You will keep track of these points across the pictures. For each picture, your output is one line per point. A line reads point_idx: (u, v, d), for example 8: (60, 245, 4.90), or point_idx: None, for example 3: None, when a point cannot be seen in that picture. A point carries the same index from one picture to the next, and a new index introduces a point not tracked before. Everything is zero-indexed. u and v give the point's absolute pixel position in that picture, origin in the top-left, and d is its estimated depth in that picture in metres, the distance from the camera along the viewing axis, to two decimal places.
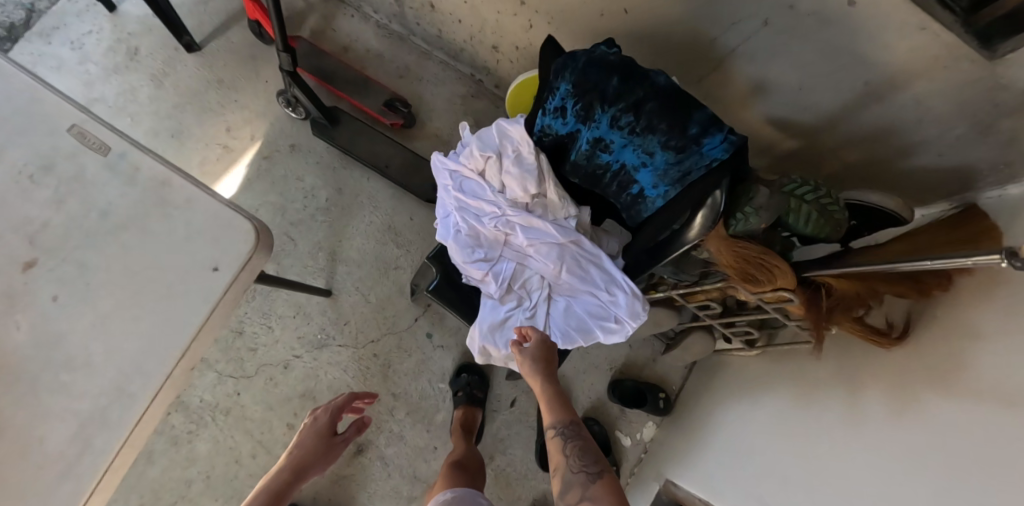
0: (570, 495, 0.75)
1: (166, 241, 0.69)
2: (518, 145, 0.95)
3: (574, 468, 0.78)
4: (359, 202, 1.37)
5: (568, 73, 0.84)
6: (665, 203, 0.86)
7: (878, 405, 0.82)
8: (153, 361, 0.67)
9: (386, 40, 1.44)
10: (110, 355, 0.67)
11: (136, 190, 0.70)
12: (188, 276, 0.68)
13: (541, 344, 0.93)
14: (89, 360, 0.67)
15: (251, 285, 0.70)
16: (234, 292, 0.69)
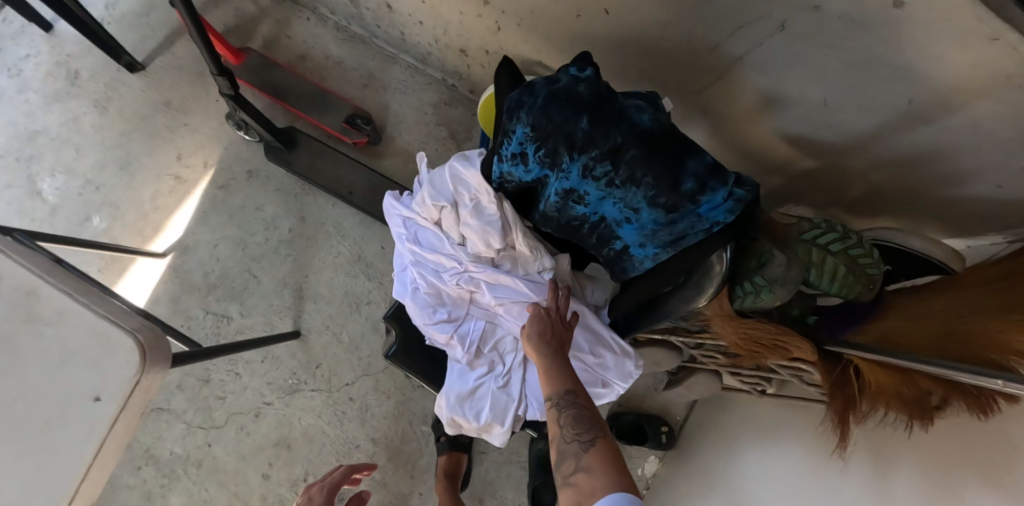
0: (564, 469, 0.61)
1: (37, 366, 0.58)
2: (476, 192, 0.77)
3: (567, 438, 0.63)
4: (324, 232, 1.24)
5: (524, 113, 0.66)
6: (656, 263, 0.70)
7: (908, 487, 0.68)
8: None
9: (347, 44, 1.29)
10: None
11: None
12: (66, 407, 0.58)
13: (538, 313, 0.77)
14: None
15: (145, 410, 0.60)
16: (124, 421, 0.59)
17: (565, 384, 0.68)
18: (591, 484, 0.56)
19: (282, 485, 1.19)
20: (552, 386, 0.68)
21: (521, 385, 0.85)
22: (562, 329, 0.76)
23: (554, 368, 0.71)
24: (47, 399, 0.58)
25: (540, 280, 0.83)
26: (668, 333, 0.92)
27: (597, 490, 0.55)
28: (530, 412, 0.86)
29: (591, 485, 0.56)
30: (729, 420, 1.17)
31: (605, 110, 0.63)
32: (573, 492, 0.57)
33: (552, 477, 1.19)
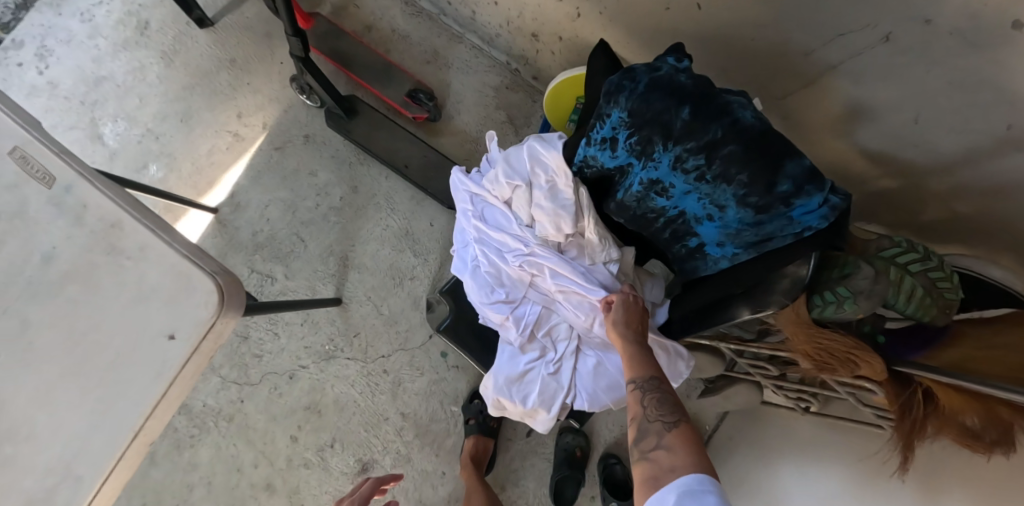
0: (642, 445, 0.60)
1: (115, 299, 0.58)
2: (554, 174, 0.78)
3: (649, 418, 0.62)
4: (375, 204, 1.24)
5: (623, 98, 0.66)
6: (731, 265, 0.70)
7: None
8: (101, 441, 0.56)
9: (414, 19, 1.27)
10: (55, 427, 0.57)
11: (83, 232, 0.58)
12: (141, 343, 0.57)
13: (624, 303, 0.77)
14: (32, 432, 0.57)
15: (214, 357, 0.58)
16: (194, 365, 0.57)
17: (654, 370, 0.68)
18: (671, 462, 0.55)
19: (308, 449, 1.21)
20: (635, 369, 0.68)
21: (572, 374, 0.85)
22: (644, 318, 0.77)
23: (637, 355, 0.71)
24: (120, 332, 0.57)
25: (604, 271, 0.83)
26: (716, 339, 0.91)
27: (677, 467, 0.54)
28: (577, 402, 0.85)
29: (671, 463, 0.56)
30: (764, 431, 1.16)
31: (705, 104, 0.63)
32: (650, 466, 0.57)
33: (577, 472, 1.18)
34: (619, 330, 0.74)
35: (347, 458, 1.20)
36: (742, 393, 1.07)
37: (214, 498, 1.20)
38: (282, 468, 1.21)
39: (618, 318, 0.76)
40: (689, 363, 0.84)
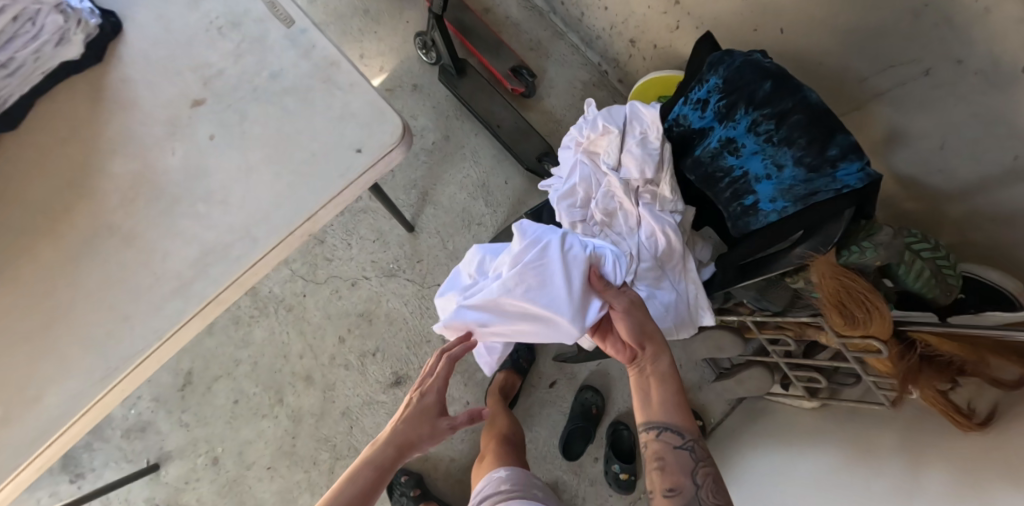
0: None
1: (321, 113, 0.74)
2: (647, 127, 0.96)
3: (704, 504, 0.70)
4: (461, 153, 1.39)
5: (721, 68, 0.86)
6: (779, 218, 0.86)
7: (941, 480, 0.81)
8: (282, 216, 0.72)
9: (527, 12, 1.44)
10: (245, 199, 0.72)
11: (309, 63, 0.76)
12: (335, 152, 0.73)
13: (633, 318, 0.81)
14: (226, 198, 0.72)
15: (385, 175, 0.75)
16: (370, 176, 0.74)
17: (696, 432, 0.75)
18: None
19: (352, 352, 1.33)
20: (684, 428, 0.74)
21: None
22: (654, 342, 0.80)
23: (676, 401, 0.76)
24: (317, 141, 0.74)
25: (668, 219, 0.99)
26: (743, 314, 1.08)
27: None
28: None
29: None
30: (768, 423, 1.28)
31: (785, 82, 0.81)
32: None
33: (589, 425, 1.30)
34: (666, 370, 0.77)
35: (385, 368, 1.33)
36: (756, 379, 1.19)
37: (259, 376, 1.33)
38: (324, 364, 1.33)
39: (663, 355, 0.77)
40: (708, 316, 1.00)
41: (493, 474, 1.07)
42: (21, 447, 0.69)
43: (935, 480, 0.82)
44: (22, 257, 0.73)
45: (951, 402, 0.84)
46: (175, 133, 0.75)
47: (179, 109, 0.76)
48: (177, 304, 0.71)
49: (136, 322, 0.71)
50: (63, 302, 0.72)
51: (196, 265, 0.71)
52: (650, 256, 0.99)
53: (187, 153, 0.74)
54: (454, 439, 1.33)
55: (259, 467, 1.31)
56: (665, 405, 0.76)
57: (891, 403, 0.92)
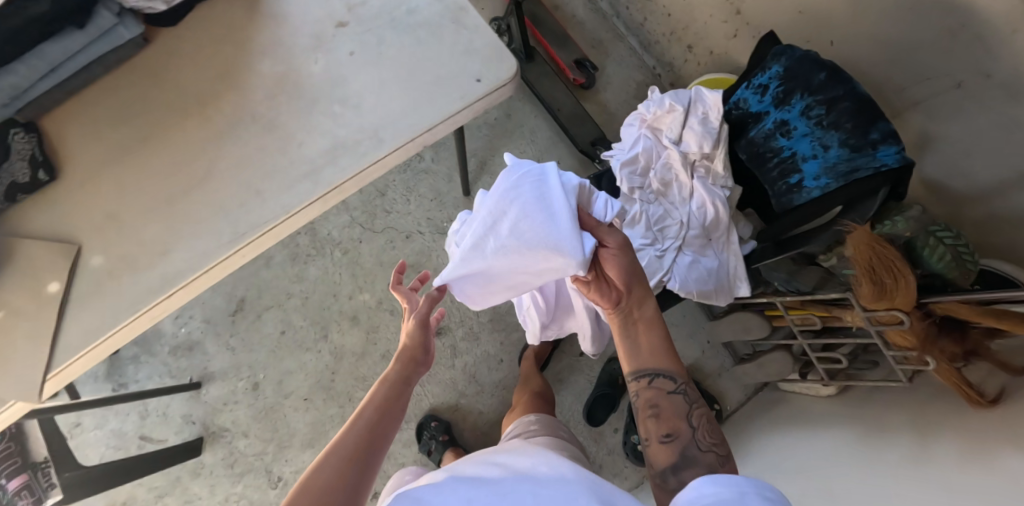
0: (693, 472, 0.70)
1: (449, 47, 0.87)
2: (709, 109, 1.08)
3: (702, 445, 0.72)
4: (520, 132, 1.51)
5: (783, 58, 0.98)
6: (821, 194, 0.95)
7: (948, 446, 0.90)
8: (407, 123, 0.83)
9: (592, 13, 1.57)
10: (379, 107, 0.84)
11: (443, 6, 0.89)
12: (459, 79, 0.85)
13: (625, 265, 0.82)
14: (360, 102, 0.84)
15: (498, 104, 0.87)
16: (485, 103, 0.86)
17: (686, 374, 0.78)
18: None
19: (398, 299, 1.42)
20: (673, 371, 0.77)
21: (670, 263, 1.10)
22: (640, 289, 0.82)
23: (664, 346, 0.79)
24: (442, 69, 0.86)
25: (718, 193, 1.09)
26: (773, 296, 1.18)
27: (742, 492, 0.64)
28: (670, 283, 1.10)
29: None
30: (782, 410, 1.34)
31: (840, 74, 0.94)
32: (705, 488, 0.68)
33: (616, 392, 1.37)
34: (652, 315, 0.81)
35: None
36: (777, 361, 1.28)
37: (308, 311, 1.41)
38: (371, 307, 1.41)
39: (648, 300, 0.81)
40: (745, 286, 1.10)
41: (524, 418, 1.13)
42: (146, 293, 0.79)
43: (943, 446, 0.91)
44: (169, 134, 0.84)
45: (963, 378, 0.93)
46: (320, 45, 0.87)
47: (325, 27, 0.88)
48: (307, 185, 0.81)
49: (268, 196, 0.81)
50: (204, 175, 0.82)
51: (328, 155, 0.82)
52: (698, 225, 1.10)
53: (329, 63, 0.86)
54: (484, 393, 1.40)
55: (296, 397, 1.38)
56: (655, 351, 0.79)
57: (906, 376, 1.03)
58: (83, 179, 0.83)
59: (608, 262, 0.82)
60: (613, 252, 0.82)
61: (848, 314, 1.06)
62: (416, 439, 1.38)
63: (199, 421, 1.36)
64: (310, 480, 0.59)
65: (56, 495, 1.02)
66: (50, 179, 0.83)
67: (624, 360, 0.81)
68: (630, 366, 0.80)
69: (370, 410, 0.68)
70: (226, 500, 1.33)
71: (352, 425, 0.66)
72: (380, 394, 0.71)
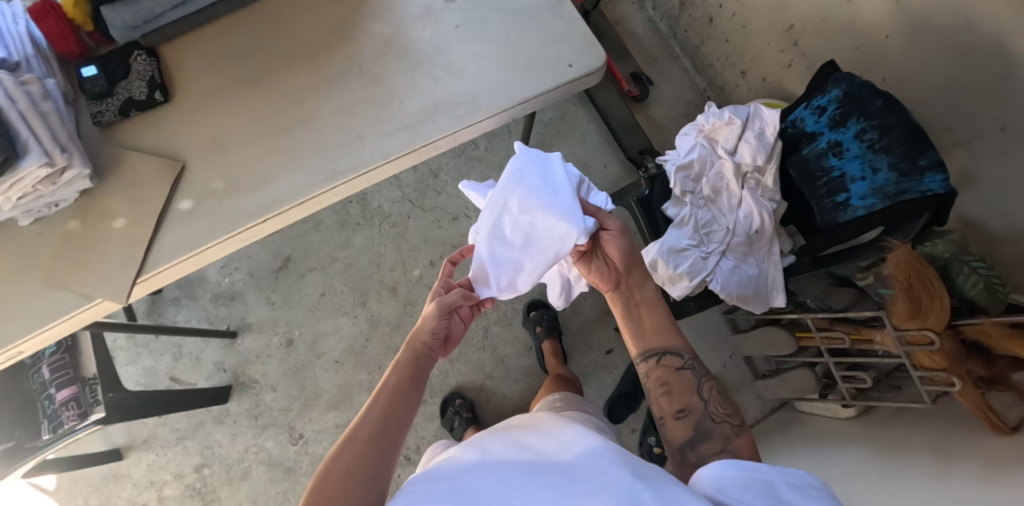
0: (708, 446, 0.70)
1: (546, 32, 0.94)
2: (766, 126, 1.17)
3: (716, 416, 0.73)
4: (572, 134, 1.59)
5: (844, 83, 1.05)
6: (867, 212, 1.01)
7: (967, 465, 0.92)
8: (503, 94, 0.90)
9: (651, 32, 1.67)
10: (478, 77, 0.91)
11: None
12: (553, 62, 0.93)
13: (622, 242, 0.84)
14: (461, 70, 0.91)
15: (585, 89, 0.94)
16: (574, 86, 0.93)
17: (691, 350, 0.79)
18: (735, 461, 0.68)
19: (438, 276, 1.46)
20: (673, 345, 0.79)
21: (714, 264, 1.16)
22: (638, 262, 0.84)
23: (667, 323, 0.81)
24: (538, 51, 0.93)
25: (765, 205, 1.16)
26: (804, 312, 1.22)
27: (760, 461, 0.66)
28: (713, 283, 1.16)
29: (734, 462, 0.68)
30: (800, 430, 1.37)
31: (896, 103, 1.00)
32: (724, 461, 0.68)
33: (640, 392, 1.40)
34: (653, 296, 0.82)
35: None
36: (800, 378, 1.32)
37: (351, 277, 1.46)
38: (411, 280, 1.46)
39: (648, 282, 0.83)
40: (782, 296, 1.16)
41: (547, 397, 1.13)
42: (240, 216, 0.84)
43: (962, 465, 0.93)
44: (278, 75, 0.91)
45: (989, 405, 0.97)
46: (429, 16, 0.94)
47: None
48: (404, 136, 0.88)
49: (368, 142, 0.87)
50: (307, 117, 0.88)
51: (427, 112, 0.89)
52: (744, 233, 1.17)
53: (433, 32, 0.93)
54: (510, 378, 1.44)
55: (328, 359, 1.42)
56: (660, 330, 0.80)
57: (928, 399, 1.07)
58: (193, 105, 0.89)
59: (608, 245, 0.84)
60: (614, 234, 0.83)
61: (878, 334, 1.10)
62: (438, 414, 1.42)
63: (230, 369, 1.41)
64: (330, 470, 0.63)
65: (99, 413, 1.04)
66: (164, 101, 0.89)
67: (631, 342, 0.81)
68: (638, 347, 0.81)
69: (383, 400, 0.71)
70: (246, 450, 1.36)
71: (368, 415, 0.69)
72: (391, 384, 0.73)
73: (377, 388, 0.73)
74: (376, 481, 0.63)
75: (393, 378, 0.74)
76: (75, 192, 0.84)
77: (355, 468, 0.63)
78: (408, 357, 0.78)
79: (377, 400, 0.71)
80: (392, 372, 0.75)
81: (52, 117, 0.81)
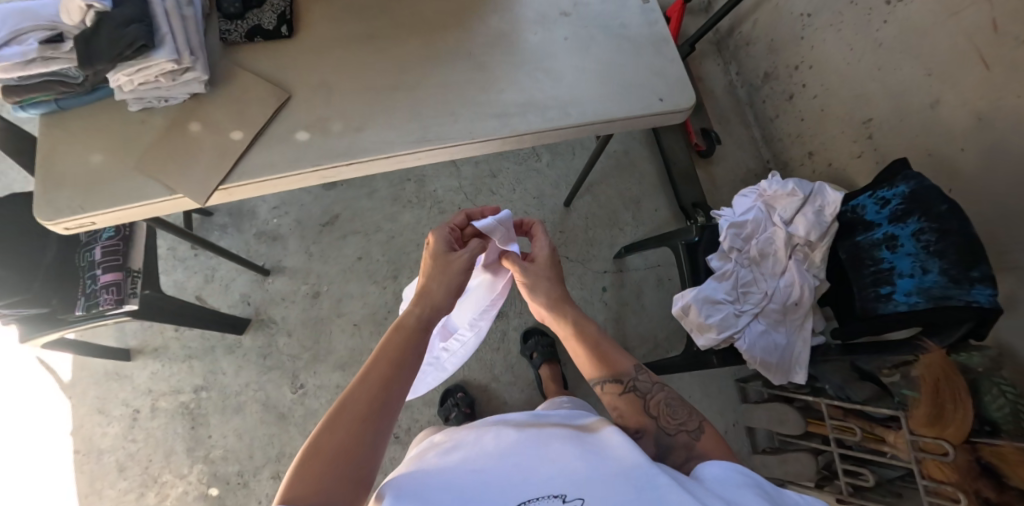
0: (674, 459, 0.71)
1: (647, 63, 1.00)
2: (827, 204, 1.19)
3: (670, 430, 0.73)
4: (631, 171, 1.64)
5: (913, 181, 1.05)
6: (907, 309, 1.00)
7: None
8: (593, 108, 0.95)
9: (729, 98, 1.76)
10: (574, 87, 0.96)
11: (651, 31, 1.03)
12: (647, 91, 0.98)
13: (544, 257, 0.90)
14: (560, 77, 0.97)
15: (669, 122, 0.99)
16: (662, 118, 0.98)
17: (635, 368, 0.80)
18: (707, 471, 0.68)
19: None
20: (609, 371, 0.80)
21: (745, 324, 1.18)
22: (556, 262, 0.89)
23: (599, 346, 0.81)
24: (635, 79, 0.98)
25: (808, 279, 1.18)
26: (819, 397, 1.21)
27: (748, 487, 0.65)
28: (740, 342, 1.17)
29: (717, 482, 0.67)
30: None
31: (962, 211, 0.99)
32: None
33: None
34: (580, 317, 0.83)
35: None
36: (801, 462, 1.29)
37: (390, 248, 1.50)
38: None
39: (570, 307, 0.84)
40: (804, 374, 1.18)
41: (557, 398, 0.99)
42: (326, 154, 0.89)
43: None
44: (394, 39, 0.97)
45: None
46: (543, 22, 1.01)
47: (551, 10, 1.02)
48: (495, 124, 0.92)
49: (459, 118, 0.92)
50: (410, 81, 0.94)
51: (521, 107, 0.94)
52: (781, 302, 1.19)
53: (543, 37, 1.00)
54: (515, 385, 1.45)
55: (347, 320, 1.45)
56: (599, 358, 0.81)
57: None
58: (312, 45, 0.96)
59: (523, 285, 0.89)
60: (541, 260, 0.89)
61: (891, 434, 1.08)
62: (437, 401, 1.43)
63: (253, 304, 1.45)
64: (324, 448, 0.60)
65: (132, 305, 1.06)
66: (288, 36, 0.96)
67: (583, 373, 0.82)
68: (590, 378, 0.82)
69: (381, 370, 0.68)
70: (247, 385, 1.39)
71: (367, 384, 0.66)
72: (388, 354, 0.70)
73: (375, 352, 0.70)
74: (370, 460, 0.61)
75: (394, 343, 0.72)
76: (186, 94, 0.90)
77: (351, 445, 0.61)
78: (414, 317, 0.76)
79: (375, 369, 0.68)
80: (393, 336, 0.73)
81: (189, 21, 0.89)
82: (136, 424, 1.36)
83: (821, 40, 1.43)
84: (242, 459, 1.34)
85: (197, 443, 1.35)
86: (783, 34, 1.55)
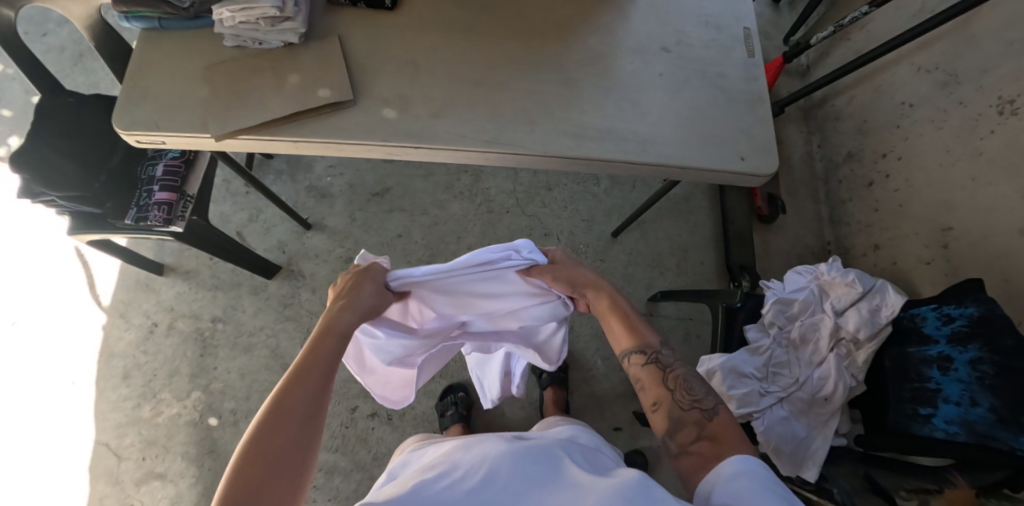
0: (683, 435, 0.70)
1: (736, 118, 0.97)
2: (885, 305, 1.13)
3: (685, 405, 0.73)
4: (687, 218, 1.60)
5: (983, 305, 0.98)
6: (943, 437, 0.95)
7: None
8: (670, 149, 0.92)
9: (804, 170, 1.71)
10: (656, 123, 0.94)
11: (747, 86, 1.00)
12: (729, 146, 0.94)
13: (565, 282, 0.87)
14: (643, 110, 0.95)
15: (743, 182, 0.95)
16: (737, 177, 0.94)
17: (660, 342, 0.80)
18: None
19: None
20: (636, 341, 0.80)
21: (766, 406, 1.13)
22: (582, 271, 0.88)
23: (629, 323, 0.82)
24: (720, 131, 0.95)
25: (846, 378, 1.11)
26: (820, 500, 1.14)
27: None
28: (756, 422, 1.12)
29: None
30: None
31: None
32: None
33: None
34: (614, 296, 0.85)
35: None
36: None
37: (431, 234, 1.50)
38: None
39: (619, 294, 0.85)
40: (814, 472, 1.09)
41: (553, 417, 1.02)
42: (396, 132, 0.88)
43: None
44: (493, 36, 0.97)
45: None
46: (639, 52, 0.99)
47: (652, 42, 1.00)
48: (568, 141, 0.91)
49: (535, 128, 0.91)
50: (496, 79, 0.94)
51: (599, 132, 0.92)
52: (810, 393, 1.13)
53: (636, 68, 0.97)
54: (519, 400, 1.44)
55: None
56: (627, 330, 0.81)
57: None
58: (410, 22, 0.96)
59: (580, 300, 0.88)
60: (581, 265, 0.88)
61: None
62: (438, 394, 1.43)
63: (288, 253, 1.47)
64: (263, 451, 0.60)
65: (178, 227, 1.09)
66: (390, 8, 0.96)
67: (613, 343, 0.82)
68: (619, 348, 0.82)
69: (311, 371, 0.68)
70: (261, 328, 1.41)
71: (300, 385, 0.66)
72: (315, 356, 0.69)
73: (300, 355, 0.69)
74: (304, 462, 0.62)
75: (317, 349, 0.70)
76: (279, 42, 0.92)
77: (285, 447, 0.61)
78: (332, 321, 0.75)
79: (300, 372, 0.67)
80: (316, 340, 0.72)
81: None
82: (151, 337, 1.40)
83: (918, 134, 1.36)
84: (239, 398, 1.36)
85: (202, 371, 1.38)
86: (879, 118, 1.48)
